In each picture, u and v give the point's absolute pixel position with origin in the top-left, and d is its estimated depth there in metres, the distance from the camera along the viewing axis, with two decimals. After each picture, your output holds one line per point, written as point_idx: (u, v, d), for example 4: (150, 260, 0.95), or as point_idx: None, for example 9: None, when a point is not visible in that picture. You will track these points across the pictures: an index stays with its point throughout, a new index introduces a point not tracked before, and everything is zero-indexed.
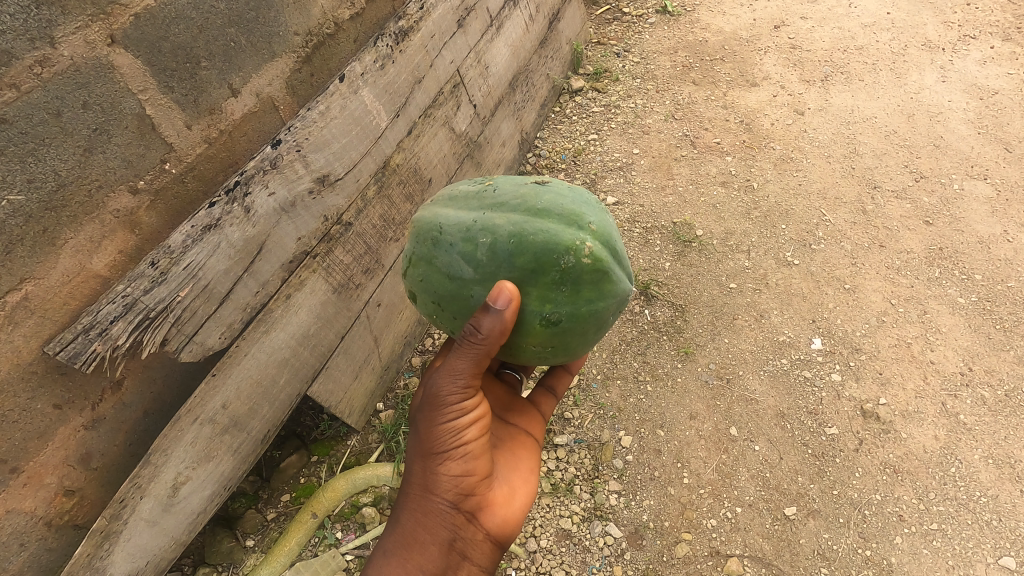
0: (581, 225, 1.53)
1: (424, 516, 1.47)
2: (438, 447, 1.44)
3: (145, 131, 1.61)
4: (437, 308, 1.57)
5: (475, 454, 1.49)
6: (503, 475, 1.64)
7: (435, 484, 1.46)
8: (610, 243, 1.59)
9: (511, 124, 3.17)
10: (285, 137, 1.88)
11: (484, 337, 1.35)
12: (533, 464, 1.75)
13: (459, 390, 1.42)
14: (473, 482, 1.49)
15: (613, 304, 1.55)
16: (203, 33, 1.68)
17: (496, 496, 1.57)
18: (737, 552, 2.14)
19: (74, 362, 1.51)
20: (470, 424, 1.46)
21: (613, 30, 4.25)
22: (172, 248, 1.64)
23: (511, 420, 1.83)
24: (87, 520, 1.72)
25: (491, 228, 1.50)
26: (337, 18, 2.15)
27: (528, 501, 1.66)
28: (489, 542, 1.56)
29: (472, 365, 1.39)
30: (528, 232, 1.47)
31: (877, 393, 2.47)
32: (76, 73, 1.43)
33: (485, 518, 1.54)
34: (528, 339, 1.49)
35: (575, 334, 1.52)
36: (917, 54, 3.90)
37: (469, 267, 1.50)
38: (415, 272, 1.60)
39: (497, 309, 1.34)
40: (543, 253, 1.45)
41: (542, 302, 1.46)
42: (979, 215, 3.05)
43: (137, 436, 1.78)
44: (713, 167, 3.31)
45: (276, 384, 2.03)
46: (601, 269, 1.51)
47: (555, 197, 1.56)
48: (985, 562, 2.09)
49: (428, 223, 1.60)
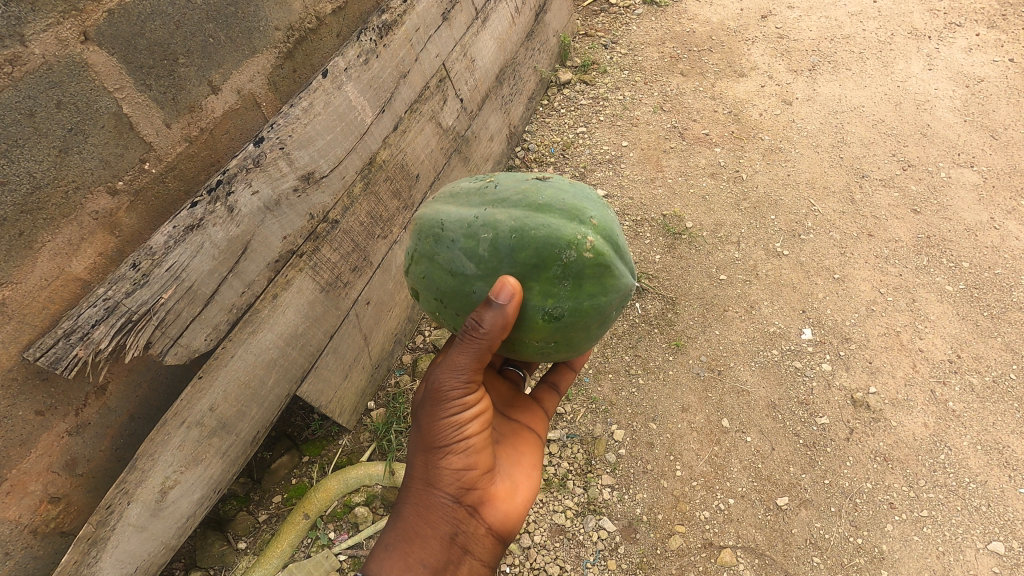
0: (583, 219, 1.52)
1: (425, 510, 1.45)
2: (440, 442, 1.43)
3: (123, 130, 1.58)
4: (440, 305, 1.57)
5: (477, 449, 1.47)
6: (505, 470, 1.62)
7: (437, 478, 1.45)
8: (612, 238, 1.58)
9: (499, 118, 3.15)
10: (268, 135, 1.84)
11: (486, 332, 1.34)
12: (535, 459, 1.73)
13: (461, 385, 1.40)
14: (475, 476, 1.48)
15: (615, 298, 1.54)
16: (180, 29, 1.65)
17: (498, 490, 1.55)
18: (731, 543, 2.14)
19: (55, 368, 1.48)
20: (472, 418, 1.45)
21: (600, 21, 4.23)
22: (154, 249, 1.61)
23: (513, 416, 1.82)
24: (73, 527, 1.70)
25: (492, 223, 1.49)
26: (319, 12, 2.11)
27: (530, 496, 1.64)
28: (491, 537, 1.53)
29: (474, 360, 1.38)
30: (530, 227, 1.46)
31: (867, 382, 2.48)
32: (48, 72, 1.39)
33: (487, 513, 1.52)
34: (530, 334, 1.47)
35: (578, 329, 1.50)
36: (903, 43, 3.90)
37: (471, 263, 1.49)
38: (417, 269, 1.60)
39: (499, 303, 1.33)
40: (545, 248, 1.44)
41: (544, 297, 1.45)
42: (966, 203, 3.06)
43: (123, 440, 1.76)
44: (702, 158, 3.31)
45: (265, 385, 2.00)
46: (603, 263, 1.50)
47: (557, 193, 1.56)
48: (975, 547, 2.10)
49: (429, 220, 1.60)
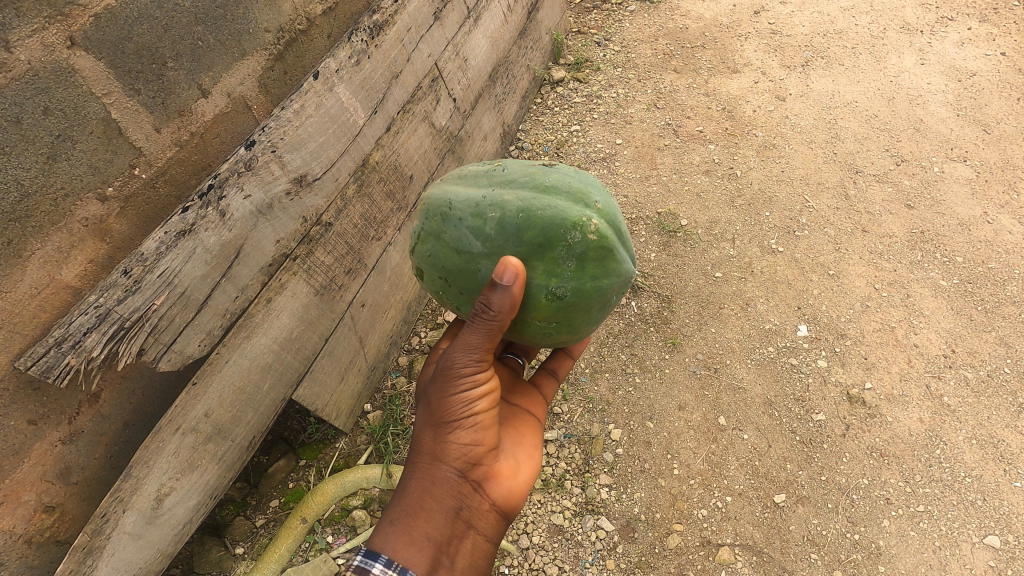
0: (588, 203, 1.54)
1: (431, 484, 1.42)
2: (449, 417, 1.42)
3: (111, 136, 1.56)
4: (444, 284, 1.59)
5: (485, 425, 1.47)
6: (509, 449, 1.61)
7: (445, 452, 1.43)
8: (615, 224, 1.60)
9: (492, 117, 3.13)
10: (259, 137, 1.82)
11: (496, 314, 1.36)
12: (536, 441, 1.73)
13: (472, 364, 1.41)
14: (482, 452, 1.47)
15: (617, 283, 1.55)
16: (168, 32, 1.63)
17: (502, 468, 1.54)
18: (729, 541, 2.15)
19: (47, 377, 1.46)
20: (481, 396, 1.45)
21: (593, 18, 4.22)
22: (146, 255, 1.59)
23: (514, 400, 1.81)
24: (69, 535, 1.68)
25: (500, 203, 1.52)
26: (309, 13, 2.09)
27: (533, 475, 1.63)
28: (494, 513, 1.51)
29: (485, 340, 1.39)
30: (537, 207, 1.48)
31: (863, 377, 2.49)
32: (34, 78, 1.38)
33: (491, 489, 1.50)
34: (533, 313, 1.48)
35: (580, 310, 1.51)
36: (896, 37, 3.90)
37: (477, 242, 1.51)
38: (423, 248, 1.62)
39: (504, 285, 1.34)
40: (551, 228, 1.46)
41: (548, 277, 1.46)
42: (959, 197, 3.07)
43: (118, 447, 1.75)
44: (696, 156, 3.30)
45: (260, 389, 1.99)
46: (606, 247, 1.51)
47: (562, 177, 1.58)
48: (971, 541, 2.11)
49: (438, 201, 1.63)
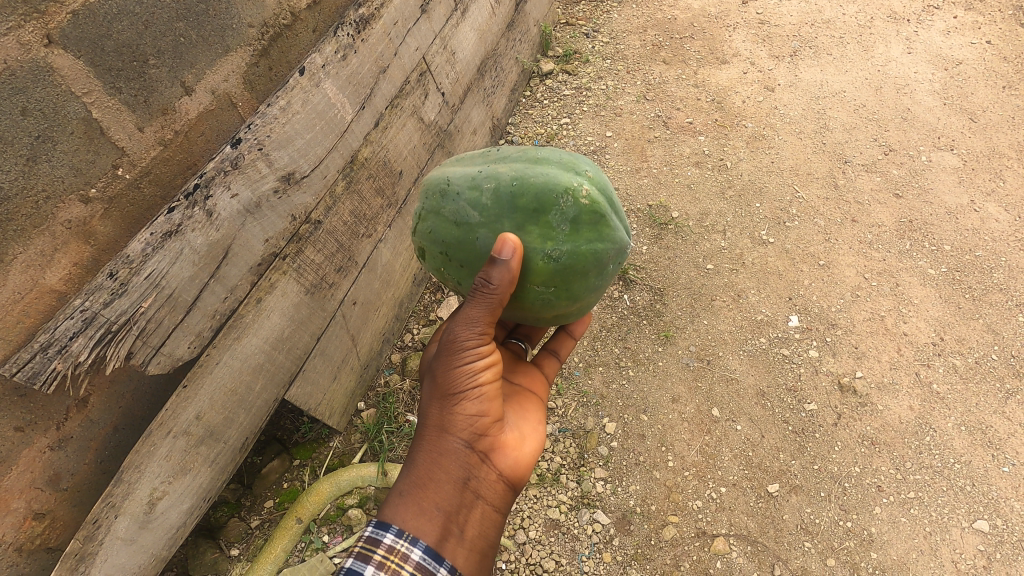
0: (578, 171, 1.57)
1: (439, 455, 1.39)
2: (454, 388, 1.41)
3: (93, 136, 1.53)
4: (445, 258, 1.58)
5: (490, 396, 1.46)
6: (513, 422, 1.60)
7: (452, 423, 1.41)
8: (607, 192, 1.62)
9: (481, 110, 3.11)
10: (245, 135, 1.79)
11: (496, 287, 1.37)
12: (540, 416, 1.72)
13: (474, 337, 1.41)
14: (488, 423, 1.45)
15: (612, 249, 1.55)
16: (149, 29, 1.59)
17: (508, 439, 1.53)
18: (723, 531, 2.17)
19: (34, 382, 1.43)
20: (486, 367, 1.44)
21: (581, 9, 4.19)
22: (131, 257, 1.55)
23: (515, 379, 1.80)
24: (60, 542, 1.66)
25: (495, 174, 1.53)
26: (293, 7, 2.05)
27: (539, 448, 1.62)
28: (502, 484, 1.49)
29: (486, 313, 1.39)
30: (529, 175, 1.50)
31: (853, 367, 2.51)
32: (12, 78, 1.34)
33: (498, 459, 1.48)
34: (531, 279, 1.47)
35: (578, 274, 1.50)
36: (883, 27, 3.92)
37: (475, 212, 1.51)
38: (423, 225, 1.62)
39: (503, 259, 1.36)
40: (544, 193, 1.47)
41: (544, 240, 1.46)
42: (946, 185, 3.10)
43: (108, 452, 1.72)
44: (686, 147, 3.30)
45: (251, 391, 1.97)
46: (599, 211, 1.52)
47: (553, 151, 1.61)
48: (961, 526, 2.15)
49: (435, 180, 1.64)
